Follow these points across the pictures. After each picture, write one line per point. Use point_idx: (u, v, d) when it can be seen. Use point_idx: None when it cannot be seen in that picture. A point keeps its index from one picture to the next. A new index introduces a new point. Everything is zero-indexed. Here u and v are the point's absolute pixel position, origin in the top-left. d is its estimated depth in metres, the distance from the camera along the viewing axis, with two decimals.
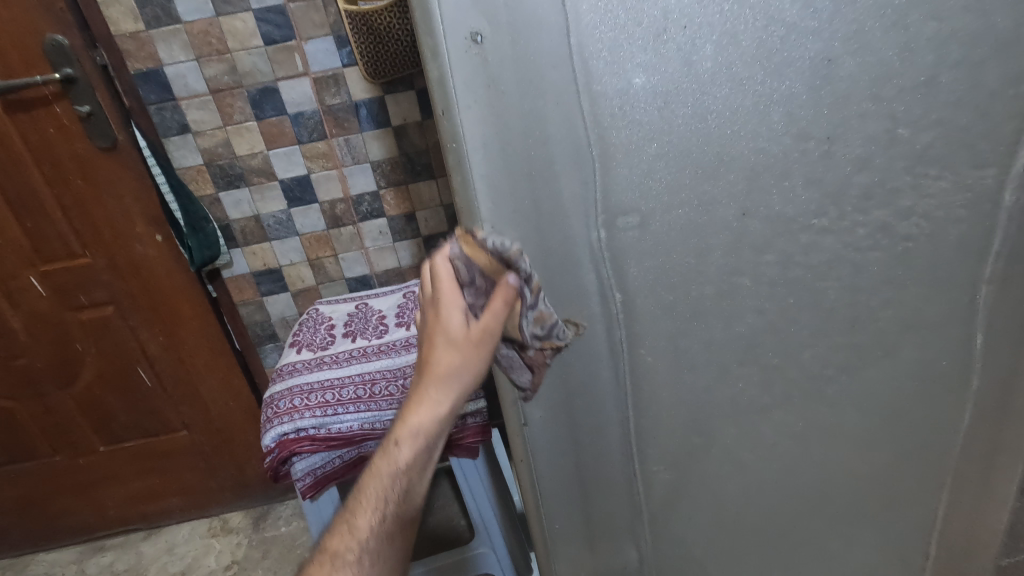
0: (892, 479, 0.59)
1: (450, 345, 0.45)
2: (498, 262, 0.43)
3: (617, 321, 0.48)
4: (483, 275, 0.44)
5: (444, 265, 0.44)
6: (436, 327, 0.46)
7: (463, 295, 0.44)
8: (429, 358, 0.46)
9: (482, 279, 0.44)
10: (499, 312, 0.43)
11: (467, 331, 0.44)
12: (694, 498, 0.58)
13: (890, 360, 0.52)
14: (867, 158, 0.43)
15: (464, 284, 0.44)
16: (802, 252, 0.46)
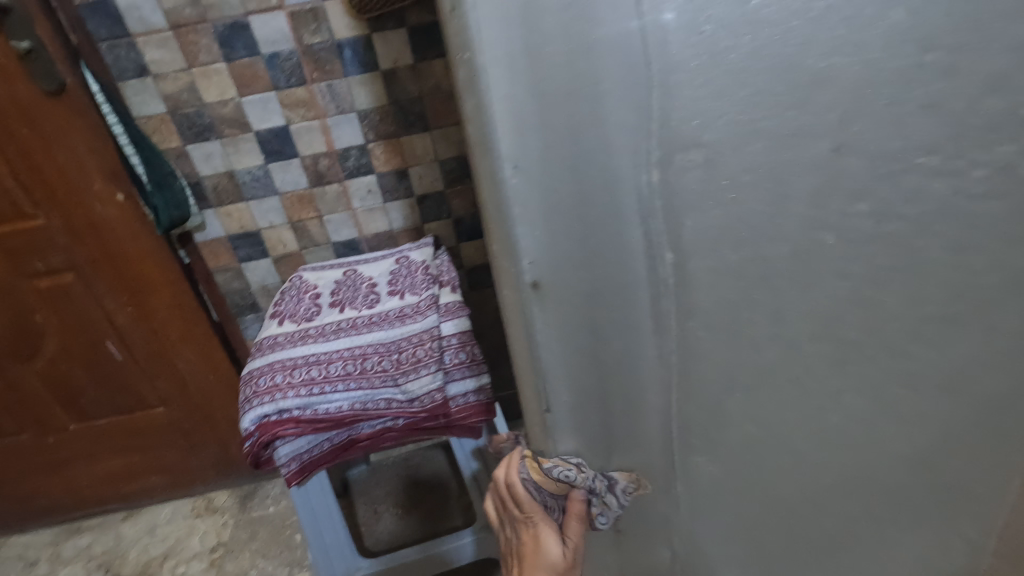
0: (963, 470, 0.51)
1: (550, 567, 0.49)
2: (564, 484, 0.46)
3: (665, 286, 0.39)
4: (551, 495, 0.48)
5: (518, 483, 0.49)
6: (530, 544, 0.50)
7: (536, 521, 0.49)
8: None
9: (552, 499, 0.48)
10: (579, 532, 0.47)
11: (562, 551, 0.48)
12: (740, 492, 0.50)
13: (987, 333, 0.43)
14: (1002, 76, 0.33)
15: (542, 506, 0.49)
16: (903, 201, 0.36)
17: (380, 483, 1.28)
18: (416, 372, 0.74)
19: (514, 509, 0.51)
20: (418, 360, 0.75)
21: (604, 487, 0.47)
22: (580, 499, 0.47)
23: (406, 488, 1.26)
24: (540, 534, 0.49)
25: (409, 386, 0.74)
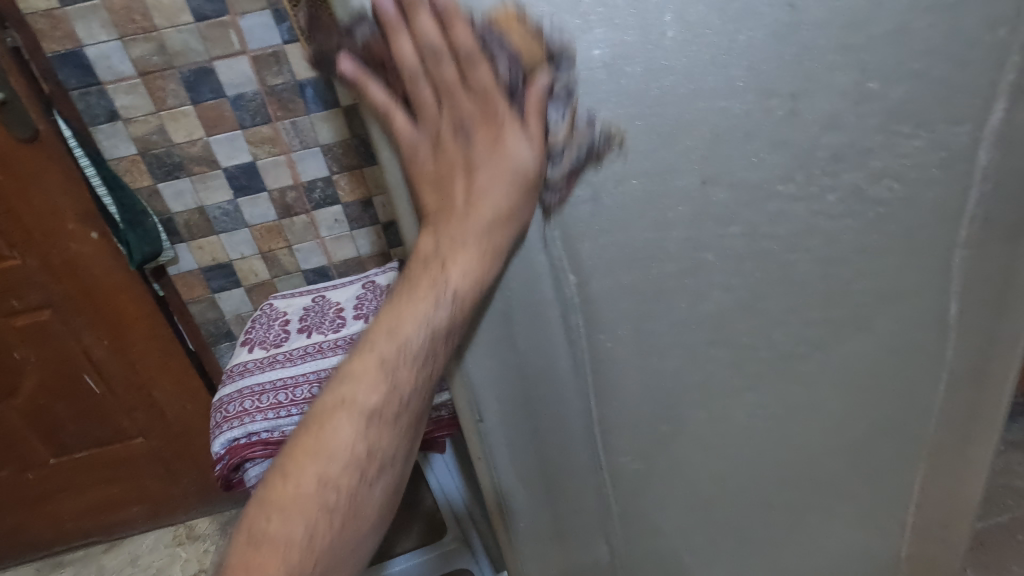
0: (866, 457, 0.57)
1: (521, 123, 0.37)
2: (539, 120, 0.37)
3: (570, 304, 0.44)
4: (518, 68, 0.35)
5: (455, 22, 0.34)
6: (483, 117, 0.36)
7: (479, 133, 0.36)
8: (495, 147, 0.37)
9: (506, 61, 0.35)
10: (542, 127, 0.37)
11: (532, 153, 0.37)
12: (665, 487, 0.55)
13: (865, 334, 0.49)
14: (838, 116, 0.39)
15: (505, 92, 0.36)
16: (770, 223, 0.42)
17: None
18: None
19: (443, 65, 0.35)
20: None
21: (581, 142, 0.38)
22: (540, 88, 0.36)
23: None
24: (490, 140, 0.36)
25: None
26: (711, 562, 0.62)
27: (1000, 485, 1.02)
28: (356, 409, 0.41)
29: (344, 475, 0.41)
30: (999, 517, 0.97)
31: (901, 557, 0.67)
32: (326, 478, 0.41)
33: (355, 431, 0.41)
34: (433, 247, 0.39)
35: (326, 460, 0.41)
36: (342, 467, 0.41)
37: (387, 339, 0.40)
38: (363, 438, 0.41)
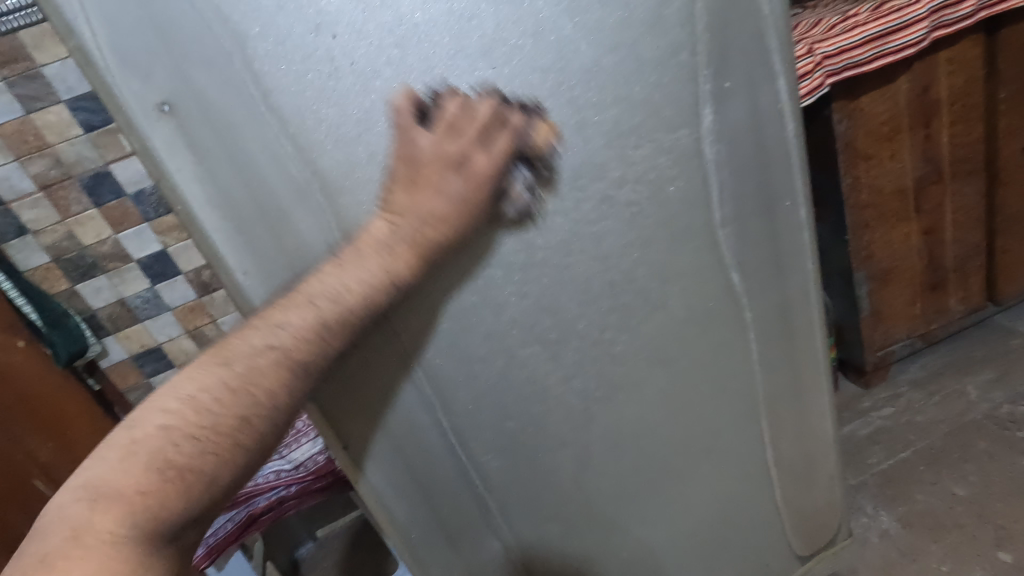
0: (709, 419, 0.64)
1: (456, 167, 0.44)
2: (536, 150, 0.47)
3: (393, 336, 0.50)
4: (532, 151, 0.47)
5: (513, 142, 0.46)
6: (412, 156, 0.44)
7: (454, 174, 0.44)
8: (423, 183, 0.44)
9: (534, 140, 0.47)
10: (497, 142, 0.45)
11: (462, 178, 0.45)
12: (532, 481, 0.60)
13: (661, 311, 0.57)
14: (566, 142, 0.48)
15: (497, 129, 0.45)
16: (539, 237, 0.50)
17: (328, 555, 1.27)
18: (298, 442, 0.88)
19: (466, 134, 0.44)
20: (298, 431, 0.89)
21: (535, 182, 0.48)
22: (508, 147, 0.46)
23: (351, 555, 1.25)
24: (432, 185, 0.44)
25: (294, 455, 0.88)
26: (606, 544, 0.66)
27: (903, 423, 1.11)
28: (283, 351, 0.41)
29: (234, 420, 0.39)
30: (903, 453, 1.06)
31: (780, 504, 0.74)
32: (209, 416, 0.39)
33: (314, 322, 0.42)
34: (391, 234, 0.44)
35: (221, 398, 0.39)
36: (227, 413, 0.39)
37: (331, 301, 0.43)
38: (280, 386, 0.41)
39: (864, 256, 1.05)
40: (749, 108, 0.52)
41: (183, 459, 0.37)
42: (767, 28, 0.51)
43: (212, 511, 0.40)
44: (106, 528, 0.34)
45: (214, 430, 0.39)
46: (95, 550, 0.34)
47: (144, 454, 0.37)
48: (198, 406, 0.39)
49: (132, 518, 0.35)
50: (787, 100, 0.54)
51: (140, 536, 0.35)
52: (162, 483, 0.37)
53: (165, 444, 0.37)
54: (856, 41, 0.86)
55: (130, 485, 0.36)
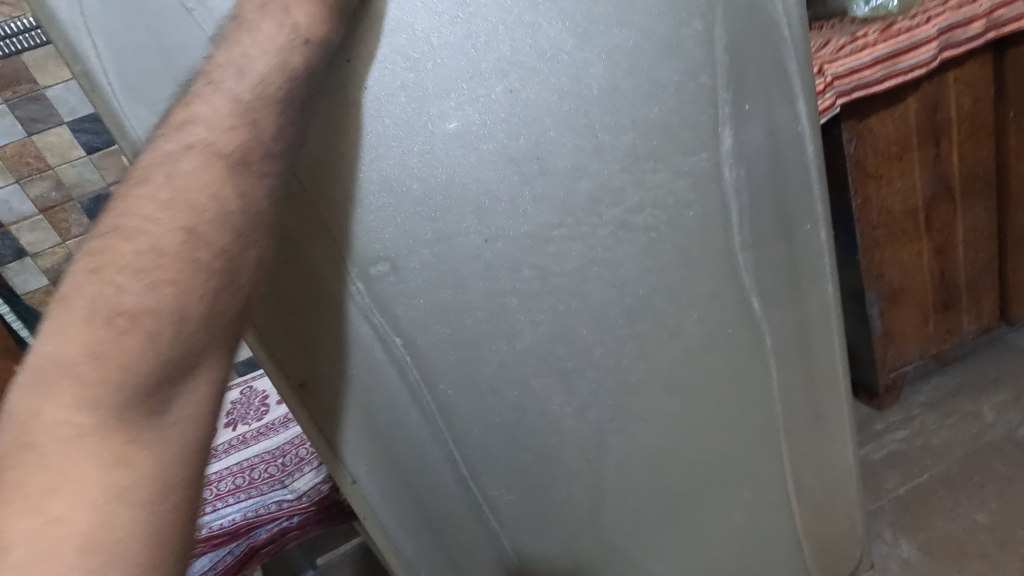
0: (727, 448, 0.62)
1: None
2: None
3: (391, 338, 0.47)
4: None
5: None
6: None
7: None
8: None
9: None
10: None
11: None
12: (545, 514, 0.57)
13: (678, 338, 0.55)
14: (583, 166, 0.47)
15: None
16: (555, 263, 0.48)
17: None
18: (300, 471, 0.86)
19: None
20: (300, 460, 0.87)
21: None
22: None
23: None
24: None
25: (295, 484, 0.85)
26: None
27: (918, 446, 1.09)
28: (203, 143, 0.35)
29: (181, 237, 0.33)
30: (920, 477, 1.03)
31: (800, 536, 0.71)
32: (148, 239, 0.32)
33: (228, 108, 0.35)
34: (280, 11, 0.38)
35: (155, 214, 0.33)
36: (169, 228, 0.32)
37: (235, 75, 0.36)
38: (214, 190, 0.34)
39: (875, 276, 1.04)
40: (768, 130, 0.51)
41: (134, 302, 0.31)
42: (786, 50, 0.50)
43: (212, 353, 0.34)
44: (62, 416, 0.29)
45: (159, 254, 0.32)
46: (68, 448, 0.28)
47: (82, 308, 0.31)
48: (126, 238, 0.32)
49: (97, 398, 0.29)
50: (806, 123, 0.53)
51: (116, 413, 0.30)
52: (117, 334, 0.30)
53: (104, 288, 0.31)
54: (866, 62, 0.86)
55: (76, 353, 0.30)
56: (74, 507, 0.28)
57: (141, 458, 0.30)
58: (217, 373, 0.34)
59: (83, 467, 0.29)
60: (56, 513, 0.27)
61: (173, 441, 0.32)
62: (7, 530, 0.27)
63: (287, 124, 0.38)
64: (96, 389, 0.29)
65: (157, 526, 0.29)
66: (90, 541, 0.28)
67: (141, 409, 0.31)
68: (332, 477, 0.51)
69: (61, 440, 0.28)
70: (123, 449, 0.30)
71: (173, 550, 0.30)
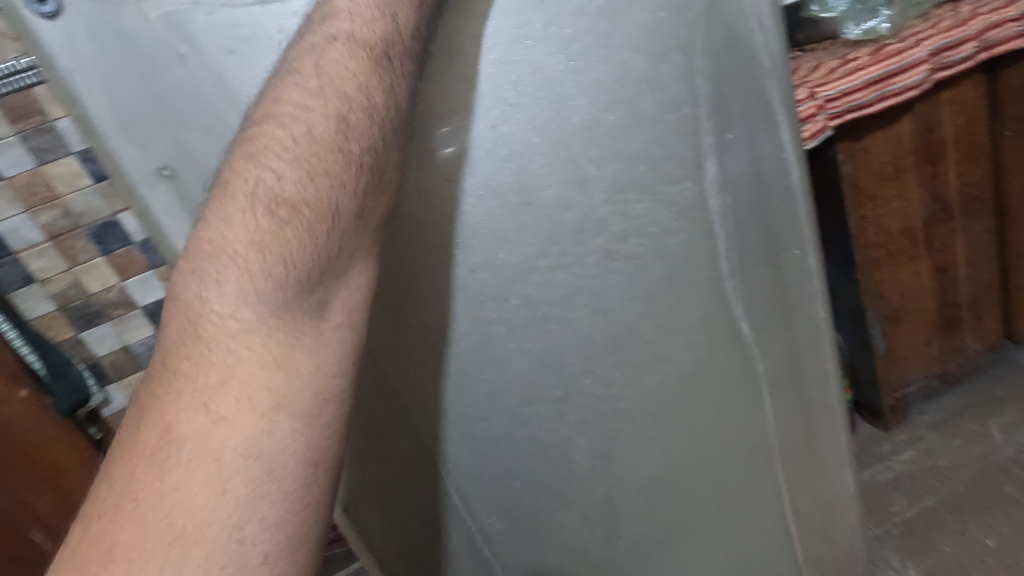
0: (721, 474, 0.62)
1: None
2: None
3: (381, 371, 0.49)
4: None
5: None
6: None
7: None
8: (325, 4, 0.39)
9: None
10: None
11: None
12: (537, 542, 0.57)
13: (666, 365, 0.55)
14: (568, 197, 0.47)
15: None
16: (541, 292, 0.49)
17: None
18: None
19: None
20: None
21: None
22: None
23: None
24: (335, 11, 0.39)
25: None
26: None
27: (924, 467, 1.08)
28: (348, 37, 0.39)
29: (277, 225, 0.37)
30: (926, 501, 1.02)
31: (799, 561, 0.70)
32: (302, 130, 0.38)
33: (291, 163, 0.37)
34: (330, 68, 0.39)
35: (292, 151, 0.37)
36: (317, 132, 0.38)
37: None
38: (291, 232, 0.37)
39: (874, 295, 1.04)
40: (751, 159, 0.52)
41: (293, 192, 0.37)
42: (768, 81, 0.50)
43: (361, 251, 0.40)
44: (229, 313, 0.36)
45: (313, 142, 0.38)
46: (234, 345, 0.35)
47: (248, 195, 0.37)
48: (273, 142, 0.38)
49: (259, 295, 0.36)
50: (790, 151, 0.53)
51: (276, 309, 0.36)
52: (280, 224, 0.37)
53: (265, 177, 0.37)
54: (857, 85, 0.87)
55: (261, 243, 0.36)
56: (238, 411, 0.35)
57: (299, 365, 0.37)
58: (361, 274, 0.41)
59: (249, 366, 0.35)
60: (223, 414, 0.34)
61: (329, 342, 0.38)
62: (183, 422, 0.34)
63: (415, 31, 0.41)
64: (259, 286, 0.36)
65: (311, 423, 0.37)
66: (250, 440, 0.35)
67: (302, 306, 0.37)
68: (328, 490, 0.53)
69: (229, 338, 0.35)
70: (283, 354, 0.36)
71: (328, 435, 0.38)
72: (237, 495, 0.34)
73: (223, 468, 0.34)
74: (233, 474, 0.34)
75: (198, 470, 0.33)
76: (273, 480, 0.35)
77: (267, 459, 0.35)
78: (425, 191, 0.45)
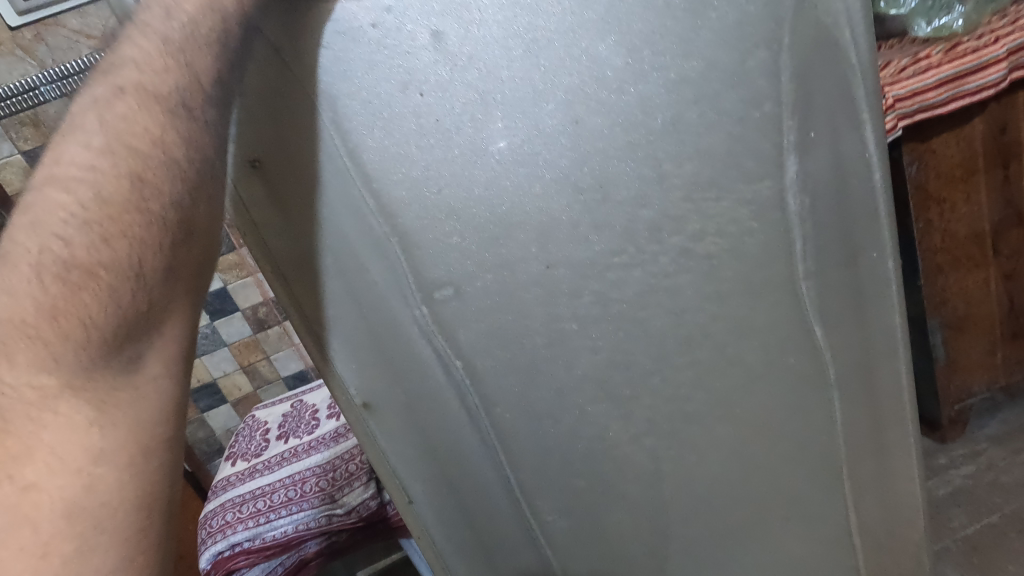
0: (785, 480, 0.60)
1: None
2: None
3: (451, 361, 0.48)
4: None
5: None
6: None
7: None
8: None
9: None
10: None
11: None
12: (601, 542, 0.56)
13: (737, 367, 0.54)
14: (647, 194, 0.47)
15: None
16: (614, 290, 0.49)
17: None
18: (351, 485, 0.90)
19: None
20: (351, 474, 0.91)
21: None
22: None
23: None
24: None
25: (346, 499, 0.89)
26: None
27: (987, 483, 1.04)
28: (137, 89, 0.37)
29: (124, 180, 0.36)
30: (989, 517, 0.98)
31: None
32: (87, 193, 0.36)
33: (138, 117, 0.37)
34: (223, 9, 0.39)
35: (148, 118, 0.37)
36: (109, 176, 0.36)
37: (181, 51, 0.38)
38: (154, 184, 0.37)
39: (938, 302, 1.00)
40: (834, 158, 0.50)
41: (84, 257, 0.35)
42: (853, 77, 0.49)
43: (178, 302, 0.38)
44: (23, 382, 0.34)
45: (101, 206, 0.36)
46: (36, 413, 0.35)
47: (32, 265, 0.35)
48: (73, 178, 0.36)
49: (57, 362, 0.35)
50: (873, 150, 0.51)
51: (79, 373, 0.35)
52: (73, 291, 0.35)
53: (53, 244, 0.35)
54: (930, 83, 0.83)
55: (34, 314, 0.35)
56: (47, 475, 0.34)
57: (112, 423, 0.36)
58: (180, 331, 0.39)
59: (56, 433, 0.35)
60: (33, 481, 0.34)
61: (147, 396, 0.38)
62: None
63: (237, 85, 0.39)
64: (55, 354, 0.35)
65: (136, 475, 0.37)
66: (68, 500, 0.35)
67: (111, 364, 0.36)
68: (389, 491, 0.51)
69: (29, 405, 0.34)
70: (96, 415, 0.36)
71: (156, 483, 0.38)
72: (69, 553, 0.34)
73: (38, 531, 0.34)
74: (28, 540, 0.34)
75: (9, 536, 0.33)
76: (102, 531, 0.36)
77: (85, 517, 0.35)
78: (452, 219, 0.45)
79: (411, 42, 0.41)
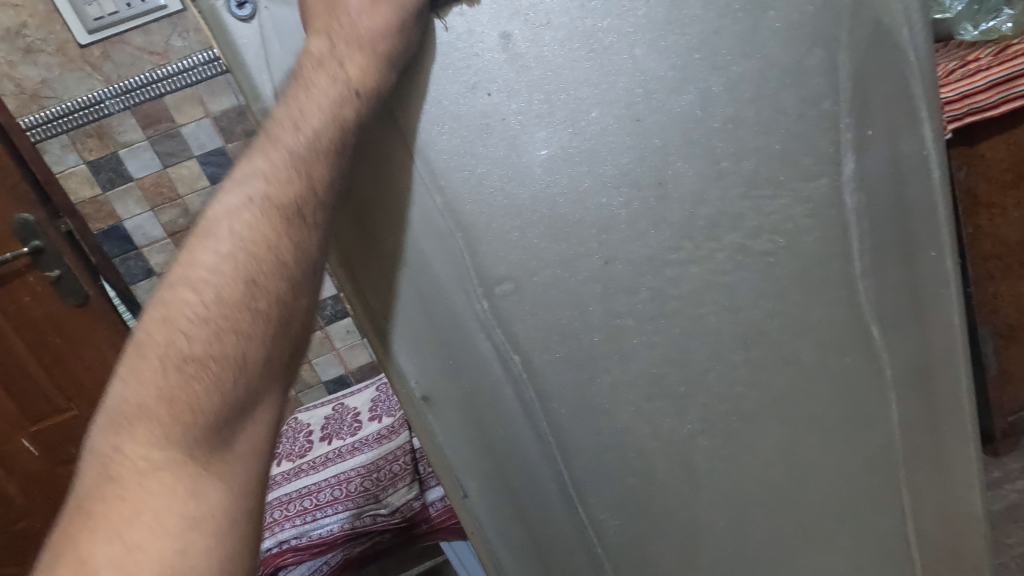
0: (840, 482, 0.59)
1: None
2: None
3: (511, 357, 0.49)
4: None
5: None
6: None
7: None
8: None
9: None
10: None
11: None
12: (651, 541, 0.56)
13: (793, 365, 0.54)
14: (704, 190, 0.48)
15: None
16: (671, 285, 0.49)
17: None
18: (394, 486, 0.92)
19: None
20: (395, 475, 0.93)
21: None
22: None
23: None
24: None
25: (389, 500, 0.92)
26: None
27: None
28: None
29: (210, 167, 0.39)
30: None
31: None
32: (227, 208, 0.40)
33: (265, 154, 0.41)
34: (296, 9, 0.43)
35: None
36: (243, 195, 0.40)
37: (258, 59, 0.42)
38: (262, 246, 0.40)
39: (988, 310, 1.00)
40: (892, 156, 0.50)
41: (207, 335, 0.39)
42: (911, 75, 0.49)
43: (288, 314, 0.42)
44: (140, 454, 0.38)
45: (235, 282, 0.40)
46: (146, 480, 0.37)
47: (166, 333, 0.40)
48: (199, 264, 0.41)
49: (168, 437, 0.38)
50: (932, 147, 0.51)
51: (185, 448, 0.38)
52: (198, 366, 0.39)
53: (186, 309, 0.40)
54: (980, 86, 0.83)
55: (153, 382, 0.39)
56: (151, 540, 0.36)
57: (210, 493, 0.38)
58: (268, 410, 0.42)
59: (160, 501, 0.37)
60: (137, 543, 0.36)
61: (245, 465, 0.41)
62: (97, 556, 0.35)
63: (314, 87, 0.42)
64: (169, 428, 0.38)
65: (228, 545, 0.38)
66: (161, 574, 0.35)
67: (213, 441, 0.39)
68: (444, 488, 0.52)
69: (140, 473, 0.37)
70: (198, 486, 0.38)
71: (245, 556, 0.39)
72: None
73: None
74: None
75: None
76: None
77: None
78: (516, 215, 0.46)
79: (480, 45, 0.43)
